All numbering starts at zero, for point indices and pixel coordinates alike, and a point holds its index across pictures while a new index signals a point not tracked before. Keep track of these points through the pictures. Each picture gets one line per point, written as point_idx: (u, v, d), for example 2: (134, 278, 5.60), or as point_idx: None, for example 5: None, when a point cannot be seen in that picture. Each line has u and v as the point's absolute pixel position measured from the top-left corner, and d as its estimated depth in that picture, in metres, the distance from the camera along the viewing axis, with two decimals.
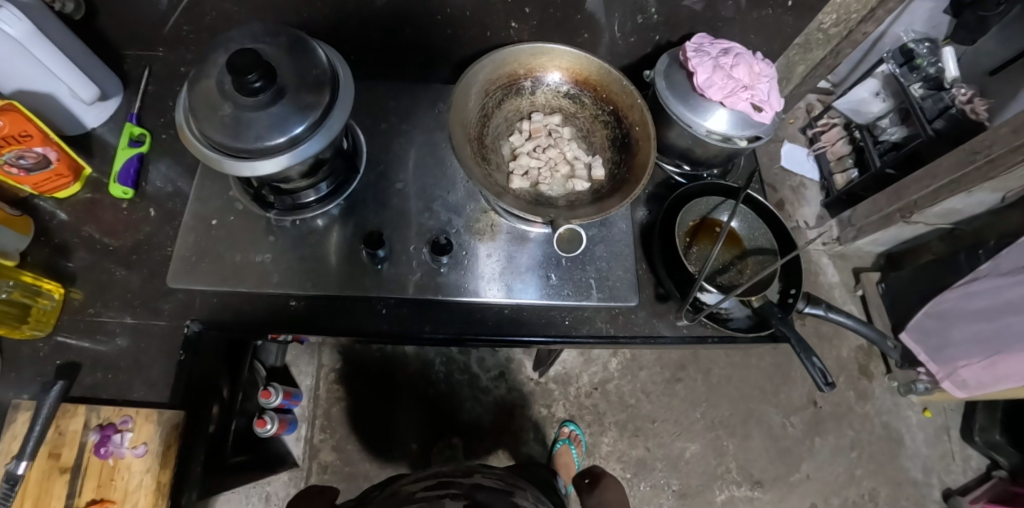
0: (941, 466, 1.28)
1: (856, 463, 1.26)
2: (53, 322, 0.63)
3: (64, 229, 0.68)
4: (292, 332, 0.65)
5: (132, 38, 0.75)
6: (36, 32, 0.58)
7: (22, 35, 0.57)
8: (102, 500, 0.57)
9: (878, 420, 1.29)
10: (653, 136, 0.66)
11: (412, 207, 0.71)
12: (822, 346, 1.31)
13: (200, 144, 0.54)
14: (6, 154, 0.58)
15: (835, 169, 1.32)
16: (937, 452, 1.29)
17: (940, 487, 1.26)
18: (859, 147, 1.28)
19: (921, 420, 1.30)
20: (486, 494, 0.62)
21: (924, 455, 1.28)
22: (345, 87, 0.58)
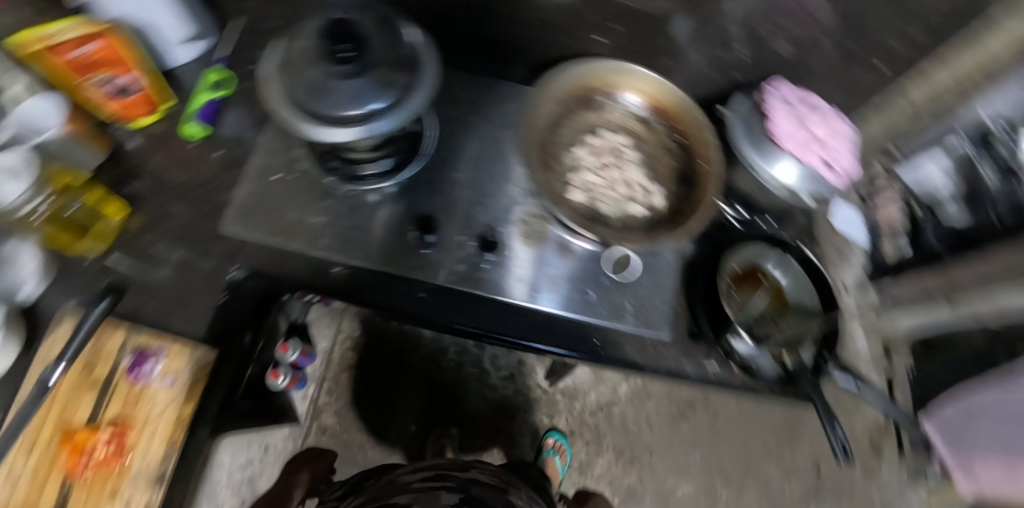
0: None
1: None
2: (110, 241, 0.65)
3: (136, 156, 0.71)
4: None
5: None
6: None
7: None
8: (126, 418, 0.63)
9: None
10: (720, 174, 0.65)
11: (466, 198, 0.71)
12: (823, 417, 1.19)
13: (281, 101, 0.56)
14: (97, 74, 0.63)
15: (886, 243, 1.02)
16: None
17: None
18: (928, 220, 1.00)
19: None
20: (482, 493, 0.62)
21: None
22: (428, 71, 0.59)
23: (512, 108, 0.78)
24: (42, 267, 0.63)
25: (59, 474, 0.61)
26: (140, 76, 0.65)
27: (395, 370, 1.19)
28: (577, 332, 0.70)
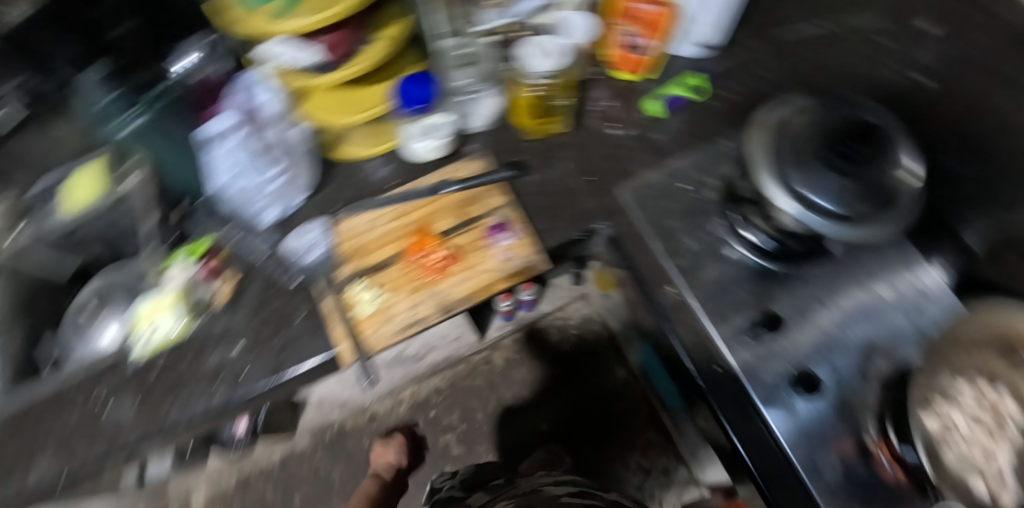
0: None
1: None
2: (539, 135, 0.80)
3: (596, 97, 0.84)
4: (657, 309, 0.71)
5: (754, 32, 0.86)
6: None
7: None
8: (458, 255, 0.70)
9: None
10: None
11: (816, 326, 0.67)
12: None
13: (768, 153, 0.62)
14: (630, 27, 0.80)
15: None
16: None
17: None
18: None
19: None
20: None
21: None
22: (894, 218, 0.58)
23: (923, 288, 0.68)
24: (493, 115, 0.78)
25: (398, 249, 0.72)
26: (654, 45, 0.81)
27: (571, 378, 1.28)
28: None
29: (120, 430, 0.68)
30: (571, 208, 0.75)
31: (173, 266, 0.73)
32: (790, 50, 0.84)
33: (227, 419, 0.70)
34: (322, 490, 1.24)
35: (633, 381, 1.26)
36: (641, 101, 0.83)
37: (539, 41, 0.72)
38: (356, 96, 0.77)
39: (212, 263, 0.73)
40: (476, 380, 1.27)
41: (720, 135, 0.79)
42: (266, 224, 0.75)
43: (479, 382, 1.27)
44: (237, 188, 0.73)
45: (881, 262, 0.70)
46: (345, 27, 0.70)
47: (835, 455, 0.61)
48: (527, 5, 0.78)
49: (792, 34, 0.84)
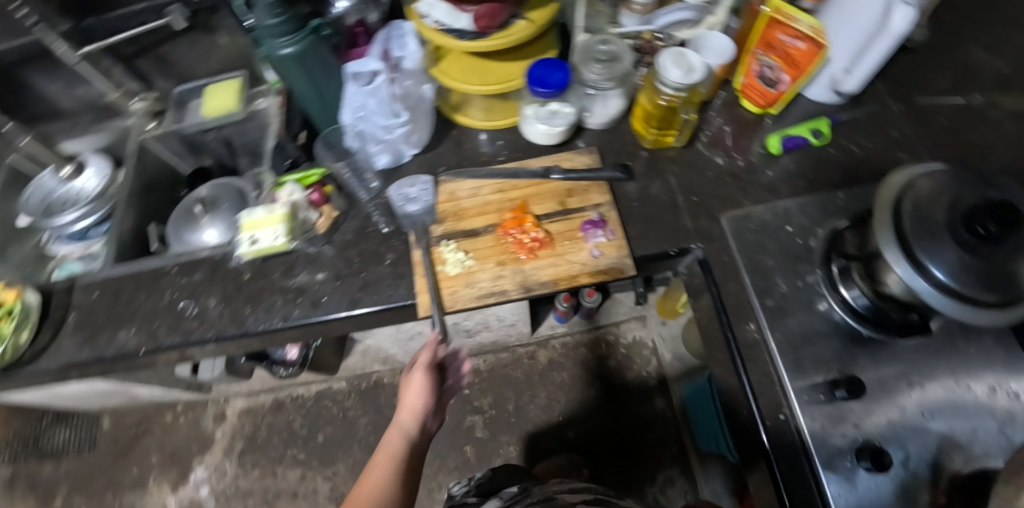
0: None
1: None
2: (653, 146, 0.80)
3: (715, 122, 0.83)
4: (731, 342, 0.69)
5: (896, 92, 0.83)
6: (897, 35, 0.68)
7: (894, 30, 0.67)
8: (550, 239, 0.71)
9: None
10: None
11: (897, 402, 0.64)
12: None
13: (887, 214, 0.61)
14: (769, 58, 0.77)
15: None
16: None
17: None
18: None
19: None
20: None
21: None
22: (1010, 310, 0.55)
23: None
24: (611, 118, 0.79)
25: (495, 221, 0.74)
26: (787, 80, 0.77)
27: (608, 397, 1.28)
28: None
29: (205, 321, 0.74)
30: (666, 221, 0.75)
31: (285, 186, 0.79)
32: (932, 118, 0.80)
33: (296, 336, 0.74)
34: (345, 434, 1.34)
35: (669, 412, 1.25)
36: (759, 137, 0.82)
37: (680, 51, 0.71)
38: (490, 67, 0.78)
39: (318, 193, 0.77)
40: (515, 370, 1.32)
41: (836, 187, 0.76)
42: (378, 167, 0.80)
43: (518, 373, 1.32)
44: (362, 127, 0.78)
45: (989, 358, 0.65)
46: (490, 1, 0.68)
47: None
48: (673, 18, 0.79)
49: (937, 104, 0.81)
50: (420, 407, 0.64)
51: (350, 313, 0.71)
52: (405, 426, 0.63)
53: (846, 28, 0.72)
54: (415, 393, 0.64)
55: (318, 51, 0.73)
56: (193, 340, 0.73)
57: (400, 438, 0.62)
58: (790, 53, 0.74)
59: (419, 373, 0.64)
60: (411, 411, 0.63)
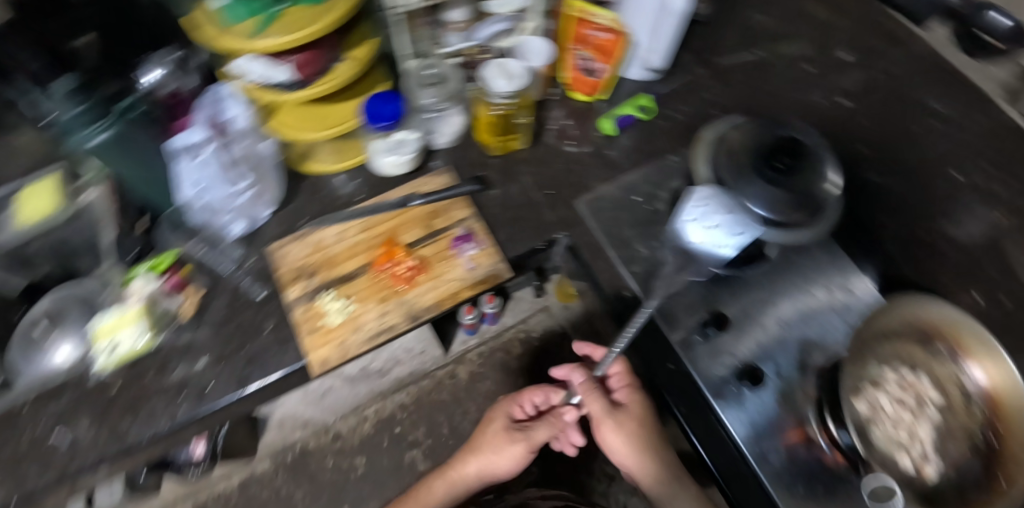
0: None
1: None
2: (501, 152, 0.84)
3: (555, 116, 0.89)
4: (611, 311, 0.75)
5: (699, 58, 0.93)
6: (681, 14, 0.78)
7: (678, 12, 0.77)
8: (427, 264, 0.74)
9: None
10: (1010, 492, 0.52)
11: (759, 326, 0.73)
12: None
13: (704, 167, 0.70)
14: (586, 52, 0.85)
15: None
16: None
17: None
18: None
19: None
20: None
21: None
22: (819, 224, 0.65)
23: (849, 286, 0.76)
24: (457, 133, 0.83)
25: (367, 260, 0.75)
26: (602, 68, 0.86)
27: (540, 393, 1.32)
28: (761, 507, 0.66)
29: (78, 450, 0.66)
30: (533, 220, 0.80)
31: (134, 280, 0.72)
32: (729, 77, 0.92)
33: (193, 432, 0.69)
34: None
35: None
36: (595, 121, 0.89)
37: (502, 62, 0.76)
38: (326, 112, 0.80)
39: (176, 278, 0.73)
40: (443, 393, 1.30)
41: (667, 152, 0.86)
42: (233, 237, 0.77)
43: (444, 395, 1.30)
44: (207, 199, 0.75)
45: (816, 262, 0.77)
46: (305, 49, 0.70)
47: (782, 444, 0.66)
48: (490, 30, 0.83)
49: (731, 63, 0.93)
50: (490, 468, 0.89)
51: (241, 394, 0.68)
52: (469, 475, 0.90)
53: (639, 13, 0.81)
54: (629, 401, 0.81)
55: (134, 132, 0.69)
56: (71, 474, 0.65)
57: (446, 486, 0.92)
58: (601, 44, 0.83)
59: (515, 448, 0.86)
60: (478, 467, 0.89)
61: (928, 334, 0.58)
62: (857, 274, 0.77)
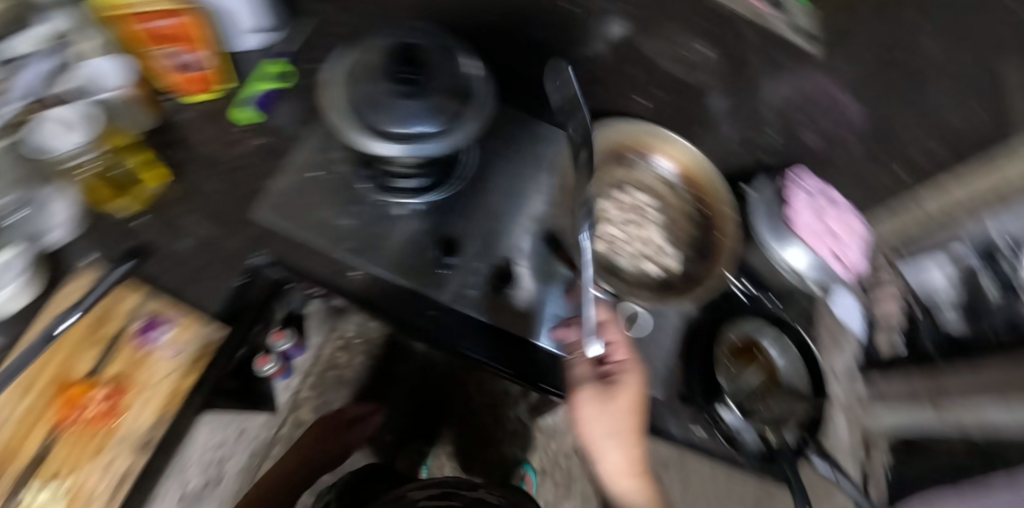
0: None
1: None
2: (142, 207, 0.68)
3: (184, 129, 0.73)
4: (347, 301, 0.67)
5: None
6: None
7: None
8: (121, 386, 0.59)
9: None
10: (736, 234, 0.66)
11: (491, 226, 0.69)
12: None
13: (338, 112, 0.60)
14: (168, 48, 0.65)
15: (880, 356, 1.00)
16: None
17: None
18: None
19: None
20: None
21: None
22: (478, 101, 0.62)
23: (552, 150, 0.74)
24: (74, 216, 0.64)
25: (43, 425, 0.56)
26: (204, 58, 0.68)
27: (385, 381, 1.25)
28: (575, 375, 0.66)
29: None
30: (231, 256, 0.66)
31: None
32: None
33: None
34: None
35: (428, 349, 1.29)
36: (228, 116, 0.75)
37: (88, 100, 0.64)
38: None
39: None
40: None
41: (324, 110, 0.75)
42: None
43: None
44: None
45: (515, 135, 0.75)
46: None
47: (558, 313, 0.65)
48: (40, 74, 0.61)
49: None
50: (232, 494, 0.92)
51: None
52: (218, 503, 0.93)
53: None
54: (612, 450, 0.58)
55: None
56: None
57: None
58: (176, 33, 0.64)
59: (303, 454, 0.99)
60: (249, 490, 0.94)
61: (622, 152, 0.73)
62: (554, 134, 0.76)
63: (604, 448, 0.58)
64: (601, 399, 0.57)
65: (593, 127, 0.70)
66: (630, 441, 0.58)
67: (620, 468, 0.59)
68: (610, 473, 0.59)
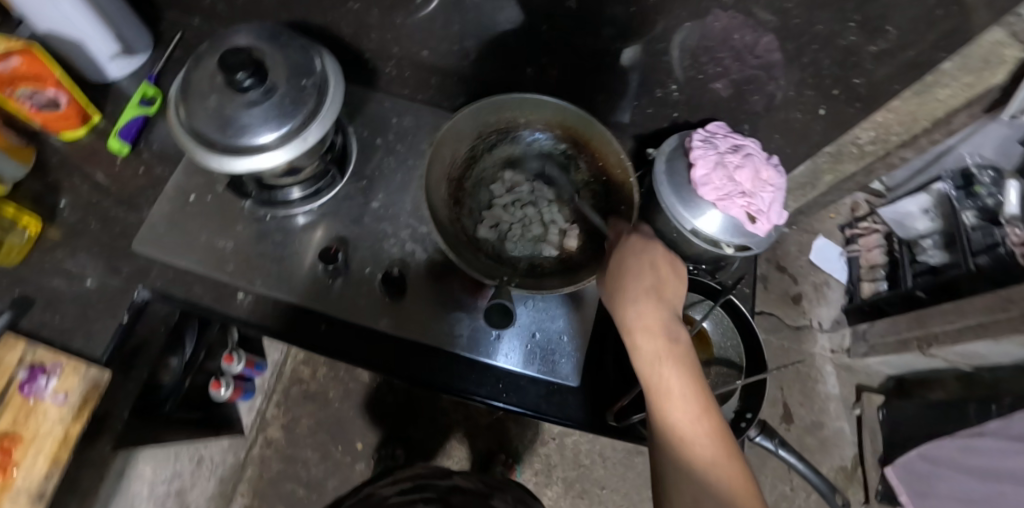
0: None
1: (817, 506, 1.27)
2: (23, 256, 0.64)
3: (61, 168, 0.70)
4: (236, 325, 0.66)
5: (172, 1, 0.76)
6: None
7: None
8: (11, 437, 0.56)
9: None
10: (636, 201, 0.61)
11: (383, 229, 0.70)
12: (824, 446, 1.33)
13: (182, 129, 0.57)
14: (19, 89, 0.62)
15: (876, 271, 1.39)
16: None
17: None
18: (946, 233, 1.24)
19: None
20: (463, 497, 0.55)
21: None
22: (333, 97, 0.60)
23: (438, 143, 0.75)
24: None
25: None
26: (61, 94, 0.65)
27: (348, 388, 1.22)
28: (480, 372, 0.66)
29: None
30: (121, 294, 0.65)
31: None
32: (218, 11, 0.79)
33: None
34: None
35: None
36: (107, 149, 0.72)
37: None
38: None
39: None
40: (270, 468, 1.15)
41: None
42: None
43: (275, 463, 1.16)
44: None
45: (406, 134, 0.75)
46: None
47: (456, 311, 0.67)
48: None
49: None
50: None
51: None
52: None
53: (47, 11, 0.62)
54: (648, 308, 0.49)
55: None
56: None
57: None
58: (15, 74, 0.60)
59: None
60: None
61: (507, 127, 0.67)
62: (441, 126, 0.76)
63: (636, 306, 0.49)
64: (645, 260, 0.52)
65: (468, 105, 0.62)
66: (658, 306, 0.49)
67: (653, 327, 0.48)
68: (641, 330, 0.48)
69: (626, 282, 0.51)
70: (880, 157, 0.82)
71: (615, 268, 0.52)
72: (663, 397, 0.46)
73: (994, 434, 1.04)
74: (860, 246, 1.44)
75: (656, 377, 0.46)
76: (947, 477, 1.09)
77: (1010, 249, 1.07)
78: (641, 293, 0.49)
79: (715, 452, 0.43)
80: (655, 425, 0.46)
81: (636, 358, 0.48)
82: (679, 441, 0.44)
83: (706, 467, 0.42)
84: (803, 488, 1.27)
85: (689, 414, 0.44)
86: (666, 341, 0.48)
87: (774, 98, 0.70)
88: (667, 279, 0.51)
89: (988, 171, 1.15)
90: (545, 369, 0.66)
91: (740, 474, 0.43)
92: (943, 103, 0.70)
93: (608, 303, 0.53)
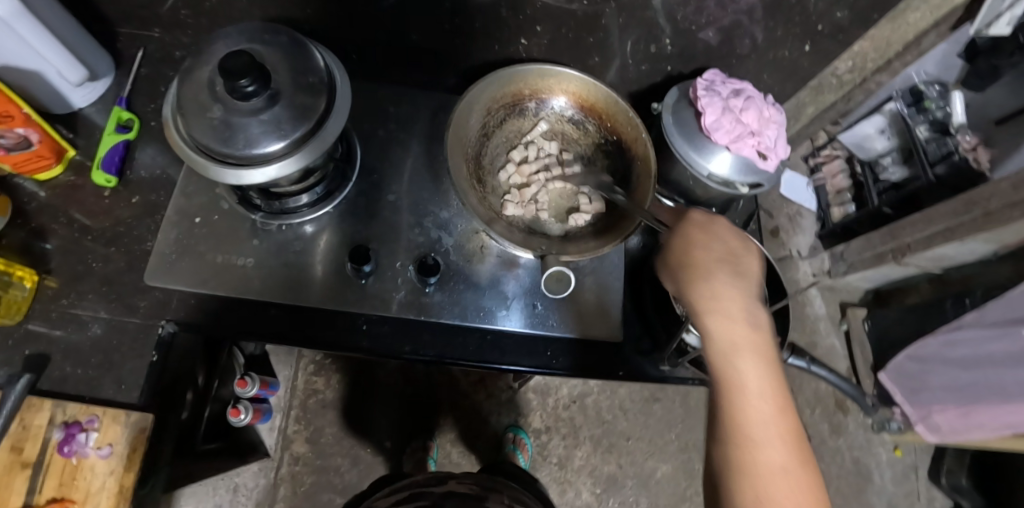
0: (879, 473, 1.35)
1: (821, 419, 1.37)
2: (25, 310, 0.60)
3: (43, 211, 0.65)
4: (272, 341, 0.64)
5: (127, 15, 0.71)
6: (22, 10, 0.54)
7: (11, 13, 0.53)
8: (62, 499, 0.54)
9: (838, 440, 1.36)
10: (654, 156, 0.63)
11: (404, 222, 0.69)
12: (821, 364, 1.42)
13: (185, 145, 0.54)
14: None
15: (833, 201, 1.50)
16: (852, 443, 1.37)
17: (879, 457, 1.37)
18: (903, 148, 1.34)
19: (860, 426, 1.39)
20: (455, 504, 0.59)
21: (857, 450, 1.37)
22: (341, 94, 0.58)
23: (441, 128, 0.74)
24: None
25: None
26: (31, 131, 0.59)
27: (367, 389, 1.21)
28: (527, 345, 0.67)
29: None
30: (144, 332, 0.62)
31: None
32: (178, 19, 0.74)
33: None
34: None
35: None
36: (89, 183, 0.67)
37: None
38: None
39: None
40: (303, 482, 1.13)
41: None
42: None
43: (307, 477, 1.14)
44: None
45: (407, 123, 0.74)
46: None
47: (494, 289, 0.68)
48: None
49: None
50: None
51: None
52: None
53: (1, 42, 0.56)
54: (726, 294, 0.47)
55: None
56: None
57: None
58: None
59: None
60: None
61: (516, 101, 0.68)
62: (439, 110, 0.75)
63: (716, 289, 0.47)
64: (721, 246, 0.50)
65: (478, 81, 0.63)
66: (735, 294, 0.47)
67: (734, 317, 0.47)
68: (718, 317, 0.47)
69: (699, 263, 0.49)
70: (855, 84, 0.87)
71: (683, 248, 0.50)
72: (737, 390, 0.45)
73: (972, 325, 1.10)
74: (819, 181, 1.53)
75: (732, 370, 0.45)
76: (935, 371, 1.19)
77: (965, 155, 1.17)
78: (721, 278, 0.48)
79: (786, 459, 0.43)
80: (725, 419, 0.44)
81: (711, 343, 0.46)
82: (751, 440, 0.43)
83: (776, 471, 0.42)
84: (807, 405, 1.36)
85: (764, 415, 0.44)
86: (747, 329, 0.46)
87: (761, 40, 0.72)
88: (745, 264, 0.49)
89: (934, 86, 1.23)
90: (590, 331, 0.68)
91: (809, 481, 0.42)
92: (913, 26, 0.75)
93: (674, 281, 0.51)
